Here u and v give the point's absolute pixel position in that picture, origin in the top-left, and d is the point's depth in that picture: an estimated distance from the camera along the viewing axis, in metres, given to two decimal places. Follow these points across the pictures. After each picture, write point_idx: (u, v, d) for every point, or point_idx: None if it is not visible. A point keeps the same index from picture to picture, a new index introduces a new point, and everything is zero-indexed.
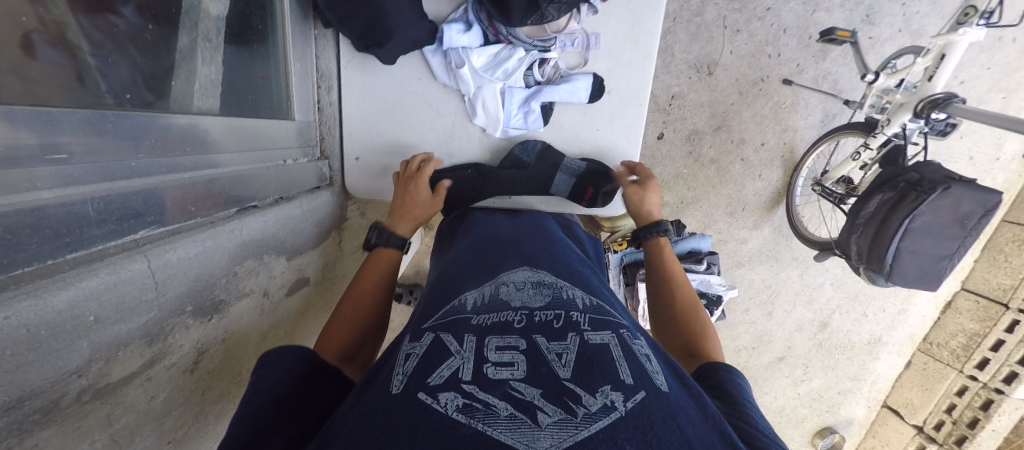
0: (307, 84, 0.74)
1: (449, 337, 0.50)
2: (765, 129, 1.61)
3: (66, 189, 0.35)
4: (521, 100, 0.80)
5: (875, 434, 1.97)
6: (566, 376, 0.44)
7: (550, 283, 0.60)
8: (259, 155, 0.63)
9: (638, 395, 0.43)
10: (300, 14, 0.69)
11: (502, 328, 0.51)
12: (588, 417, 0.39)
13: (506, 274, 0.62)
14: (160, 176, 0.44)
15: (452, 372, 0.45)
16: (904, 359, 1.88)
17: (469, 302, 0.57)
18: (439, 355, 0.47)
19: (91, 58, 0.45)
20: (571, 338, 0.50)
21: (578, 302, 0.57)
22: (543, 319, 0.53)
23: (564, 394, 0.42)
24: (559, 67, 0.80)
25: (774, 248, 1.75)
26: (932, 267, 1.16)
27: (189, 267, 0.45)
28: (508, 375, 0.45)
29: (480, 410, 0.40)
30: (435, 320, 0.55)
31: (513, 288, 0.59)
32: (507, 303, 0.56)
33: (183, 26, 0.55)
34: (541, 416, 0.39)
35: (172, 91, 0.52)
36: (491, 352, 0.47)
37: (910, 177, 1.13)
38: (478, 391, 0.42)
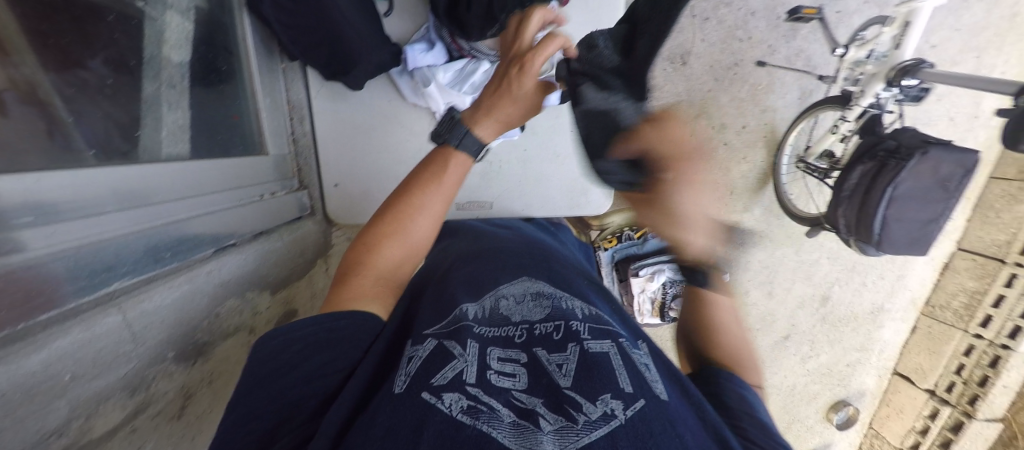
0: (278, 119, 0.75)
1: (451, 341, 0.50)
2: (744, 112, 1.63)
3: (30, 253, 0.35)
4: None
5: (889, 402, 1.97)
6: (566, 385, 0.45)
7: (548, 293, 0.61)
8: (234, 193, 0.63)
9: (637, 404, 0.43)
10: (265, 51, 0.71)
11: (504, 341, 0.52)
12: (588, 425, 0.40)
13: (504, 286, 0.63)
14: (132, 226, 0.45)
15: (455, 374, 0.45)
16: (909, 324, 1.88)
17: (470, 313, 0.56)
18: (442, 358, 0.47)
19: (66, 114, 0.43)
20: (571, 349, 0.50)
21: (577, 311, 0.58)
22: (543, 331, 0.54)
23: (565, 402, 0.43)
24: None
25: (767, 228, 1.76)
26: (920, 231, 1.17)
27: (168, 313, 0.46)
28: (510, 384, 0.46)
29: (485, 412, 0.41)
30: (437, 326, 0.53)
31: (512, 302, 0.60)
32: (507, 318, 0.57)
33: (147, 75, 0.53)
34: (543, 422, 0.40)
35: (141, 139, 0.51)
36: (493, 361, 0.48)
37: (887, 146, 1.16)
38: (483, 394, 0.43)
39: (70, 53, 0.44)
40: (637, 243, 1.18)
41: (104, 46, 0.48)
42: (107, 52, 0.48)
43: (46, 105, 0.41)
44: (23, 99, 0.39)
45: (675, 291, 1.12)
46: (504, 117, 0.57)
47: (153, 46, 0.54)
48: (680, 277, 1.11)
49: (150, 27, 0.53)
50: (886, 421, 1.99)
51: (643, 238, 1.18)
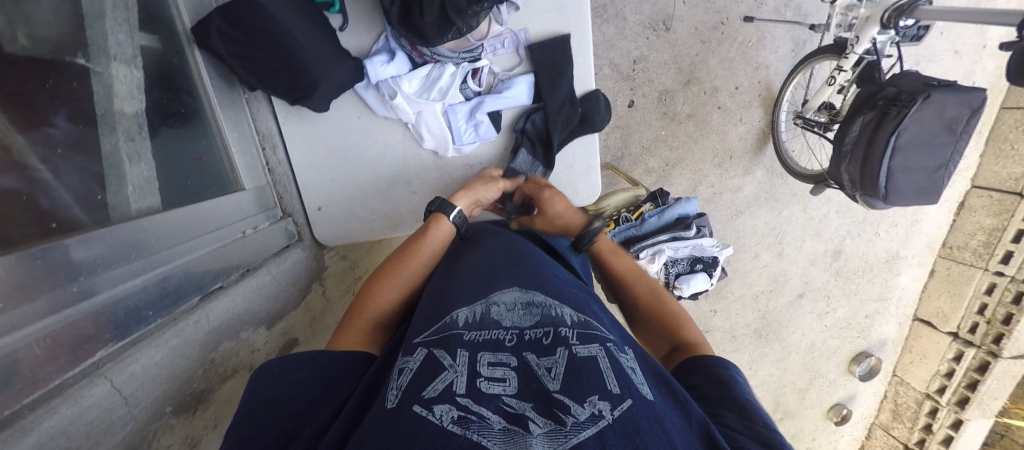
0: (251, 151, 0.73)
1: (441, 351, 0.50)
2: (737, 72, 1.57)
3: (27, 331, 0.36)
4: (466, 114, 0.77)
5: (912, 348, 1.95)
6: (555, 388, 0.45)
7: (539, 302, 0.59)
8: (213, 235, 0.62)
9: (624, 404, 0.42)
10: (225, 83, 0.68)
11: (493, 346, 0.52)
12: (575, 426, 0.39)
13: (496, 294, 0.61)
14: (107, 291, 0.44)
15: (446, 385, 0.45)
16: (927, 269, 1.85)
17: (460, 319, 0.56)
18: (433, 370, 0.47)
19: (47, 173, 0.46)
20: (560, 353, 0.50)
21: (567, 317, 0.56)
22: (533, 337, 0.54)
23: (554, 406, 0.43)
24: (495, 72, 0.78)
25: (771, 189, 1.72)
26: (927, 180, 1.12)
27: (158, 372, 0.46)
28: (500, 390, 0.45)
29: (475, 421, 0.40)
30: (426, 334, 0.54)
31: (504, 310, 0.58)
32: (497, 323, 0.56)
33: (102, 132, 0.52)
34: (531, 426, 0.40)
35: (107, 200, 0.51)
36: (483, 367, 0.48)
37: (888, 93, 1.11)
38: (473, 404, 0.43)
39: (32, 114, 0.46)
40: (635, 224, 1.13)
41: (65, 102, 0.49)
42: (72, 107, 0.50)
43: (25, 167, 0.44)
44: (3, 165, 0.42)
45: (678, 269, 1.11)
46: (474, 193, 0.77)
47: (104, 101, 0.52)
48: (682, 255, 1.09)
49: (99, 83, 0.52)
50: (910, 367, 1.97)
51: (640, 218, 1.13)
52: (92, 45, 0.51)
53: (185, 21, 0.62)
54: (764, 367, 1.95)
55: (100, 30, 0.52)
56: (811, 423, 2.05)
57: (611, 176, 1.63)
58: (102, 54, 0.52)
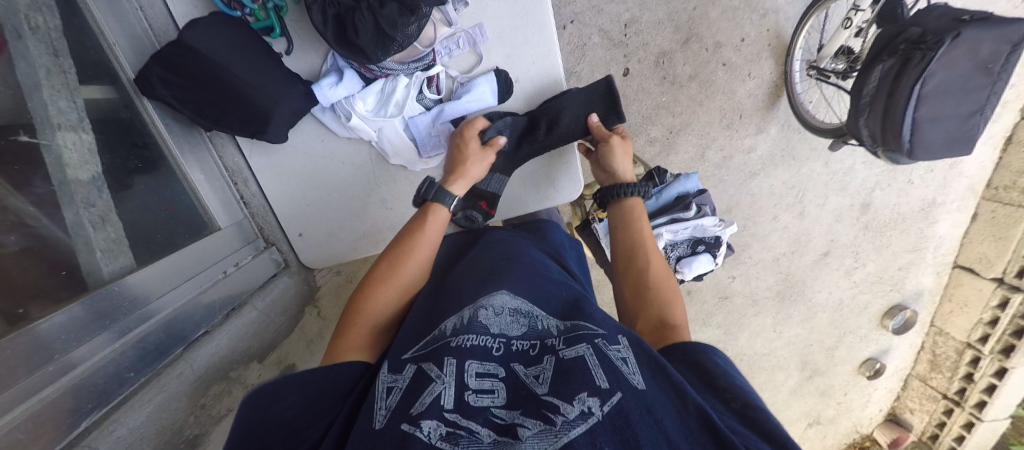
0: (220, 189, 0.75)
1: (429, 364, 0.49)
2: (741, 22, 1.44)
3: (15, 410, 0.39)
4: (428, 125, 0.76)
5: (951, 298, 1.84)
6: (543, 392, 0.46)
7: (526, 311, 0.57)
8: (194, 281, 0.64)
9: (614, 398, 0.43)
10: (182, 127, 0.69)
11: (482, 352, 0.50)
12: (566, 424, 0.41)
13: (484, 297, 0.58)
14: (85, 361, 0.46)
15: (433, 399, 0.44)
16: (968, 213, 1.71)
17: (448, 328, 0.55)
18: (421, 384, 0.46)
19: (39, 234, 0.50)
20: (546, 361, 0.50)
21: (553, 328, 0.56)
22: (520, 348, 0.53)
23: (543, 406, 0.43)
24: (452, 75, 0.75)
25: (788, 145, 1.60)
26: (958, 128, 1.00)
27: (147, 428, 0.49)
28: (490, 401, 0.46)
29: (465, 436, 0.41)
30: (415, 349, 0.53)
31: (492, 315, 0.56)
32: (484, 328, 0.54)
33: (64, 203, 0.53)
34: (522, 431, 0.41)
35: (79, 265, 0.52)
36: (472, 378, 0.47)
37: (911, 34, 0.98)
38: (461, 418, 0.43)
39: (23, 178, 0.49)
40: None
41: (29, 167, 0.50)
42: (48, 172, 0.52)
43: (27, 230, 0.48)
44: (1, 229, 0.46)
45: (679, 252, 1.06)
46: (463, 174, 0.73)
47: (58, 172, 0.53)
48: (682, 238, 1.05)
49: (49, 155, 0.52)
50: (949, 317, 1.86)
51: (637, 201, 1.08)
52: (36, 118, 0.52)
53: (127, 71, 0.63)
54: (790, 329, 1.90)
55: (39, 99, 0.52)
56: (842, 379, 2.00)
57: None
58: (46, 127, 0.53)
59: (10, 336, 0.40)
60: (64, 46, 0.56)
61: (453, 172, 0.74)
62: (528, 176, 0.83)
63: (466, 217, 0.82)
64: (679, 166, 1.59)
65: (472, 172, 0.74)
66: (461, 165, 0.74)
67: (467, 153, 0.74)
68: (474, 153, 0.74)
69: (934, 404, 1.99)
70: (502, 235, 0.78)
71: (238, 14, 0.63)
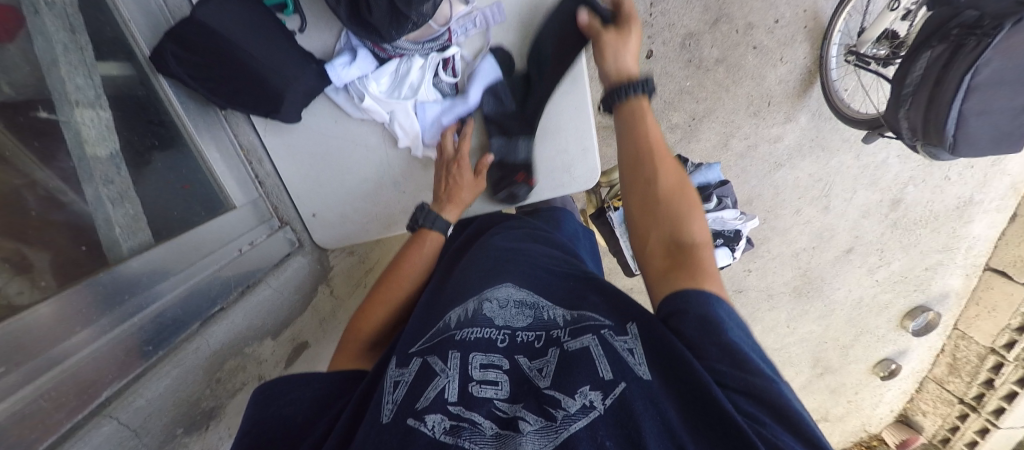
0: (235, 167, 0.74)
1: (434, 356, 0.49)
2: (776, 2, 1.35)
3: (40, 380, 0.41)
4: (440, 111, 0.76)
5: (979, 301, 1.77)
6: (545, 385, 0.45)
7: (531, 302, 0.57)
8: (209, 257, 0.65)
9: (617, 390, 0.42)
10: (196, 102, 0.69)
11: (485, 345, 0.50)
12: (567, 419, 0.40)
13: (489, 290, 0.59)
14: (105, 335, 0.48)
15: (438, 393, 0.45)
16: (1007, 214, 1.62)
17: (452, 320, 0.55)
18: (426, 378, 0.47)
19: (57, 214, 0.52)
20: (551, 352, 0.49)
21: (559, 319, 0.54)
22: (525, 339, 0.52)
23: (545, 401, 0.43)
24: (466, 59, 0.75)
25: (817, 136, 1.52)
26: (1010, 123, 0.93)
27: (165, 399, 0.51)
28: (493, 394, 0.46)
29: (467, 428, 0.42)
30: (421, 343, 0.53)
31: (496, 307, 0.56)
32: (489, 320, 0.54)
33: (83, 179, 0.54)
34: (523, 424, 0.41)
35: (99, 240, 0.54)
36: (475, 370, 0.48)
37: (965, 18, 0.90)
38: (465, 410, 0.43)
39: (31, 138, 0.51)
40: None
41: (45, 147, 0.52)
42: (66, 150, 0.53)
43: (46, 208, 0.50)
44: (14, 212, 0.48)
45: None
46: (460, 200, 0.73)
47: (77, 148, 0.54)
48: None
49: (68, 131, 0.53)
50: (975, 321, 1.79)
51: None
52: (53, 95, 0.53)
53: (143, 49, 0.62)
54: (804, 325, 1.87)
55: (57, 76, 0.53)
56: (854, 378, 1.97)
57: None
58: (64, 103, 0.53)
59: (32, 310, 0.42)
60: (80, 20, 0.56)
61: (448, 199, 0.73)
62: (547, 133, 0.78)
63: (509, 194, 0.78)
64: (700, 154, 1.54)
65: (467, 198, 0.74)
66: (456, 194, 0.73)
67: (460, 179, 0.73)
68: (466, 180, 0.74)
69: (949, 408, 1.94)
70: (513, 227, 0.76)
71: None
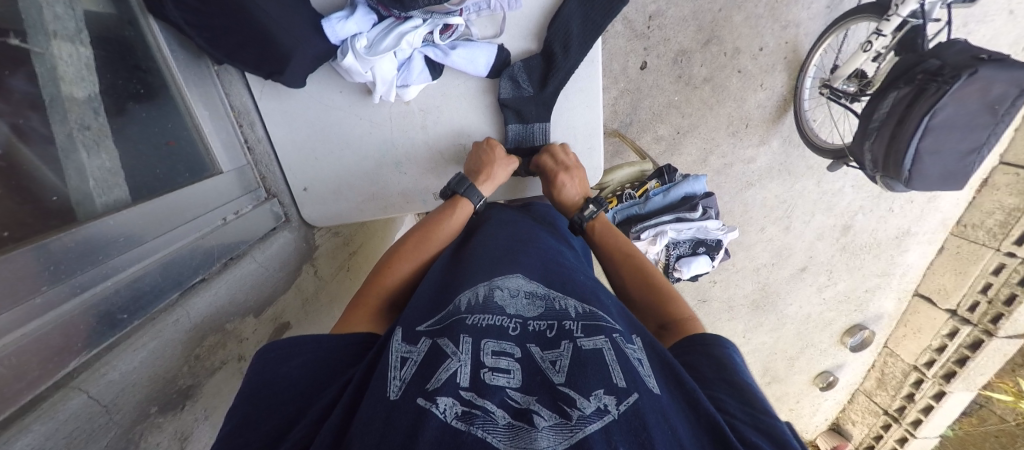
0: (224, 130, 0.69)
1: (445, 339, 0.47)
2: (762, 31, 1.43)
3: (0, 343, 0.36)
4: (426, 78, 0.70)
5: (907, 322, 1.96)
6: (560, 381, 0.43)
7: (542, 294, 0.56)
8: (191, 224, 0.60)
9: (631, 398, 0.41)
10: (190, 57, 0.64)
11: (498, 333, 0.49)
12: (581, 420, 0.38)
13: (500, 278, 0.58)
14: (75, 298, 0.43)
15: (449, 376, 0.43)
16: (936, 246, 1.80)
17: (463, 303, 0.54)
18: (437, 359, 0.45)
19: (29, 153, 0.45)
20: (564, 346, 0.48)
21: (571, 310, 0.54)
22: (537, 328, 0.51)
23: (559, 399, 0.41)
24: (471, 34, 0.70)
25: (785, 161, 1.63)
26: (956, 163, 1.04)
27: (138, 374, 0.46)
28: (505, 382, 0.44)
29: (480, 416, 0.39)
30: (429, 323, 0.52)
31: (506, 296, 0.55)
32: (501, 309, 0.53)
33: (54, 118, 0.48)
34: (538, 419, 0.38)
35: (69, 192, 0.48)
36: (486, 357, 0.46)
37: (929, 66, 1.00)
38: (477, 397, 0.41)
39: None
40: (638, 202, 1.08)
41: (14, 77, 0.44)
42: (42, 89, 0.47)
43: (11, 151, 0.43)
44: None
45: (679, 251, 1.07)
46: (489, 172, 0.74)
47: (50, 86, 0.48)
48: (684, 237, 1.05)
49: (41, 65, 0.47)
50: (902, 340, 1.99)
51: (644, 196, 1.08)
52: (29, 21, 0.46)
53: None
54: (758, 336, 2.00)
55: (34, 1, 0.47)
56: (797, 387, 2.13)
57: (617, 144, 1.56)
58: (40, 32, 0.47)
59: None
60: None
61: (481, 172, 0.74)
62: (564, 133, 0.80)
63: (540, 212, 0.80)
64: (682, 167, 1.61)
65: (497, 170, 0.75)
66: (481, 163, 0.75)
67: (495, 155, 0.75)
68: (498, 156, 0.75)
69: (875, 418, 2.15)
70: (523, 220, 0.75)
71: None
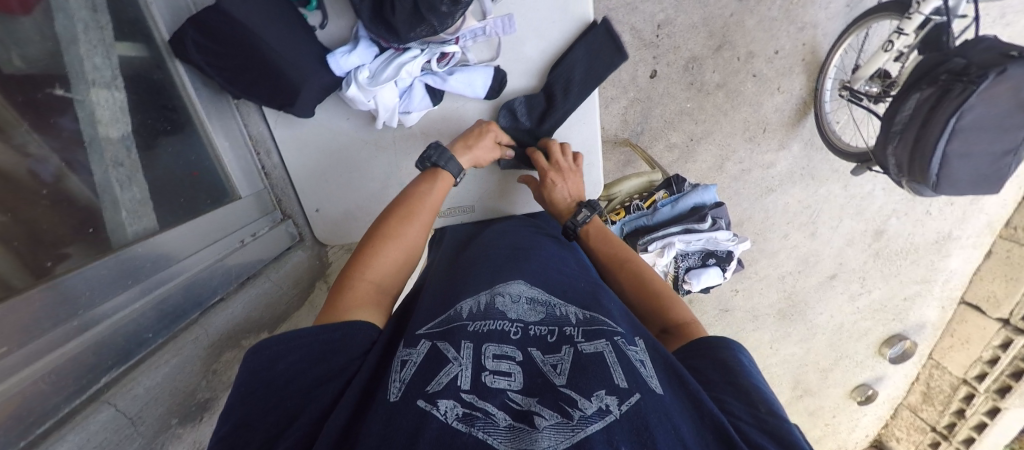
0: (243, 156, 0.77)
1: (445, 343, 0.48)
2: (776, 34, 1.40)
3: (43, 362, 0.40)
4: (425, 102, 0.73)
5: (953, 333, 1.83)
6: (561, 383, 0.44)
7: (544, 300, 0.57)
8: (212, 247, 0.66)
9: (633, 398, 0.41)
10: (210, 93, 0.70)
11: (499, 337, 0.49)
12: (583, 420, 0.39)
13: (502, 285, 0.59)
14: (109, 320, 0.48)
15: (450, 379, 0.43)
16: (982, 251, 1.69)
17: (464, 311, 0.54)
18: (437, 363, 0.45)
19: (74, 184, 0.52)
20: (564, 351, 0.48)
21: (571, 316, 0.54)
22: (538, 333, 0.52)
23: (560, 399, 0.42)
24: (467, 60, 0.73)
25: (808, 164, 1.58)
26: (990, 168, 0.99)
27: (160, 389, 0.50)
28: (506, 385, 0.44)
29: (480, 418, 0.39)
30: (430, 326, 0.52)
31: (508, 301, 0.56)
32: (502, 314, 0.54)
33: (93, 159, 0.54)
34: (538, 419, 0.39)
35: (105, 221, 0.54)
36: (488, 360, 0.46)
37: (953, 65, 0.95)
38: (478, 400, 0.41)
39: (46, 117, 0.49)
40: (646, 214, 1.08)
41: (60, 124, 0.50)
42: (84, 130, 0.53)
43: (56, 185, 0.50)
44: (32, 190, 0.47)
45: (688, 263, 1.05)
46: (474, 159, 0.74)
47: (89, 128, 0.54)
48: (694, 249, 1.03)
49: (82, 111, 0.53)
50: (949, 352, 1.86)
51: (652, 208, 1.08)
52: (72, 72, 0.52)
53: (163, 33, 0.63)
54: (786, 347, 1.89)
55: (76, 54, 0.53)
56: (832, 402, 2.00)
57: (628, 153, 1.55)
58: (81, 82, 0.53)
59: (40, 288, 0.41)
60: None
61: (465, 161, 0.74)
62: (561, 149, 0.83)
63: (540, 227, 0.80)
64: (696, 174, 1.58)
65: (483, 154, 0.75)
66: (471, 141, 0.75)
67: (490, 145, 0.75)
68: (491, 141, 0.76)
69: (922, 436, 2.00)
70: (526, 229, 0.77)
71: None
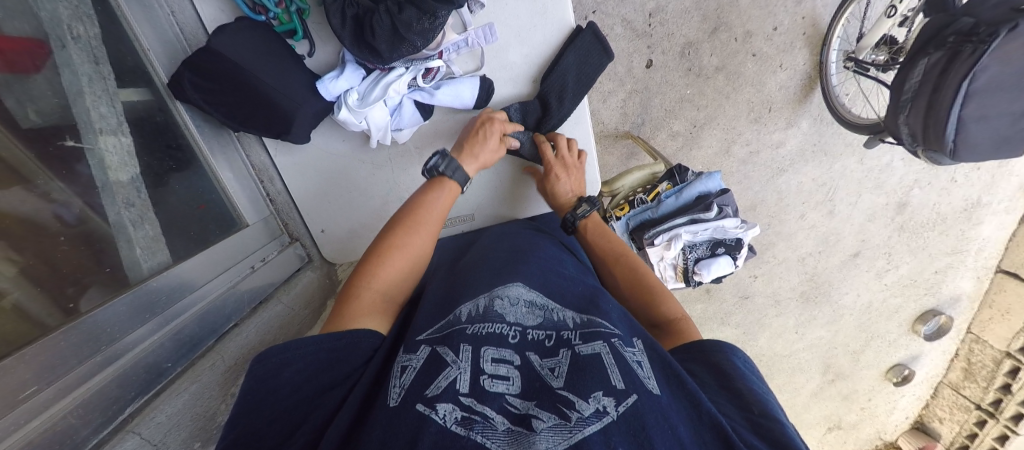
0: (247, 185, 0.79)
1: (444, 347, 0.48)
2: (774, 11, 1.36)
3: (70, 397, 0.43)
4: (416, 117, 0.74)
5: (992, 304, 1.74)
6: (559, 385, 0.44)
7: (541, 304, 0.57)
8: (224, 275, 0.69)
9: (629, 399, 0.42)
10: (212, 128, 0.73)
11: (497, 340, 0.49)
12: (581, 421, 0.40)
13: (500, 288, 0.58)
14: (130, 354, 0.50)
15: (449, 383, 0.44)
16: (1015, 216, 1.62)
17: (463, 314, 0.55)
18: (436, 366, 0.46)
19: (89, 228, 0.55)
20: (562, 354, 0.48)
21: (569, 321, 0.55)
22: (536, 338, 0.52)
23: (558, 400, 0.42)
24: (453, 72, 0.74)
25: (819, 141, 1.53)
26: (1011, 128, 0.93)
27: (182, 415, 0.52)
28: (504, 388, 0.44)
29: (479, 422, 0.40)
30: (429, 332, 0.53)
31: (506, 305, 0.56)
32: (500, 316, 0.53)
33: (105, 202, 0.58)
34: (537, 422, 0.40)
35: (121, 259, 0.57)
36: (486, 364, 0.46)
37: (962, 25, 0.91)
38: (476, 403, 0.42)
39: (60, 167, 0.53)
40: (650, 207, 1.07)
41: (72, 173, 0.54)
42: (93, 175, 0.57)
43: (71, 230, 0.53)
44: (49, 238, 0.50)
45: (697, 254, 1.03)
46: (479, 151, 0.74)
47: (101, 174, 0.57)
48: (701, 238, 1.01)
49: (92, 159, 0.57)
50: (989, 324, 1.77)
51: (656, 200, 1.07)
52: (80, 122, 0.56)
53: (162, 77, 0.66)
54: (813, 331, 1.83)
55: (83, 106, 0.56)
56: (867, 384, 1.93)
57: (631, 145, 1.53)
58: (89, 131, 0.57)
59: (64, 329, 0.44)
60: (103, 53, 0.60)
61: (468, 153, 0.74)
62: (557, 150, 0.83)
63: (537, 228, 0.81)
64: (702, 161, 1.55)
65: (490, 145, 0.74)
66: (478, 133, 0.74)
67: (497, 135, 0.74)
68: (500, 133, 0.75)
69: (966, 415, 1.91)
70: (525, 231, 0.78)
71: (263, 18, 0.65)
